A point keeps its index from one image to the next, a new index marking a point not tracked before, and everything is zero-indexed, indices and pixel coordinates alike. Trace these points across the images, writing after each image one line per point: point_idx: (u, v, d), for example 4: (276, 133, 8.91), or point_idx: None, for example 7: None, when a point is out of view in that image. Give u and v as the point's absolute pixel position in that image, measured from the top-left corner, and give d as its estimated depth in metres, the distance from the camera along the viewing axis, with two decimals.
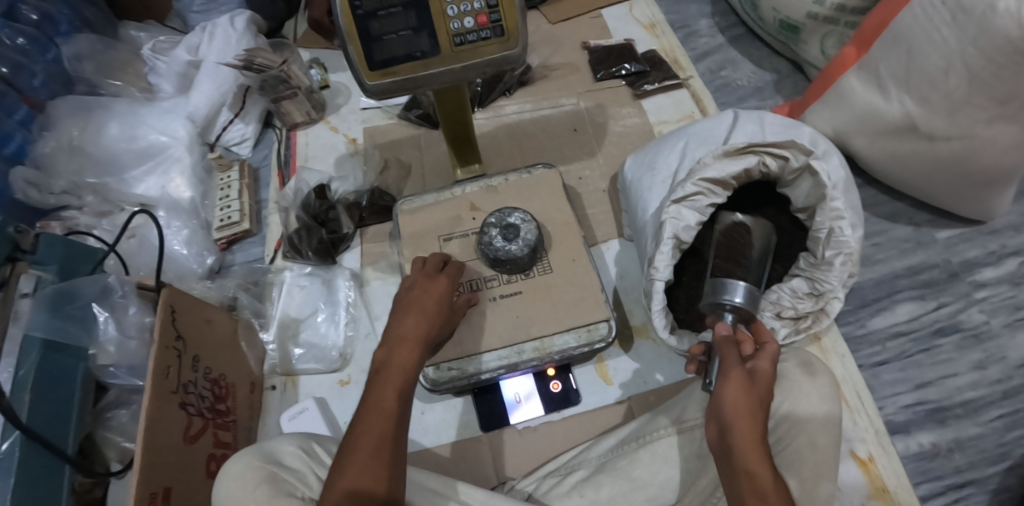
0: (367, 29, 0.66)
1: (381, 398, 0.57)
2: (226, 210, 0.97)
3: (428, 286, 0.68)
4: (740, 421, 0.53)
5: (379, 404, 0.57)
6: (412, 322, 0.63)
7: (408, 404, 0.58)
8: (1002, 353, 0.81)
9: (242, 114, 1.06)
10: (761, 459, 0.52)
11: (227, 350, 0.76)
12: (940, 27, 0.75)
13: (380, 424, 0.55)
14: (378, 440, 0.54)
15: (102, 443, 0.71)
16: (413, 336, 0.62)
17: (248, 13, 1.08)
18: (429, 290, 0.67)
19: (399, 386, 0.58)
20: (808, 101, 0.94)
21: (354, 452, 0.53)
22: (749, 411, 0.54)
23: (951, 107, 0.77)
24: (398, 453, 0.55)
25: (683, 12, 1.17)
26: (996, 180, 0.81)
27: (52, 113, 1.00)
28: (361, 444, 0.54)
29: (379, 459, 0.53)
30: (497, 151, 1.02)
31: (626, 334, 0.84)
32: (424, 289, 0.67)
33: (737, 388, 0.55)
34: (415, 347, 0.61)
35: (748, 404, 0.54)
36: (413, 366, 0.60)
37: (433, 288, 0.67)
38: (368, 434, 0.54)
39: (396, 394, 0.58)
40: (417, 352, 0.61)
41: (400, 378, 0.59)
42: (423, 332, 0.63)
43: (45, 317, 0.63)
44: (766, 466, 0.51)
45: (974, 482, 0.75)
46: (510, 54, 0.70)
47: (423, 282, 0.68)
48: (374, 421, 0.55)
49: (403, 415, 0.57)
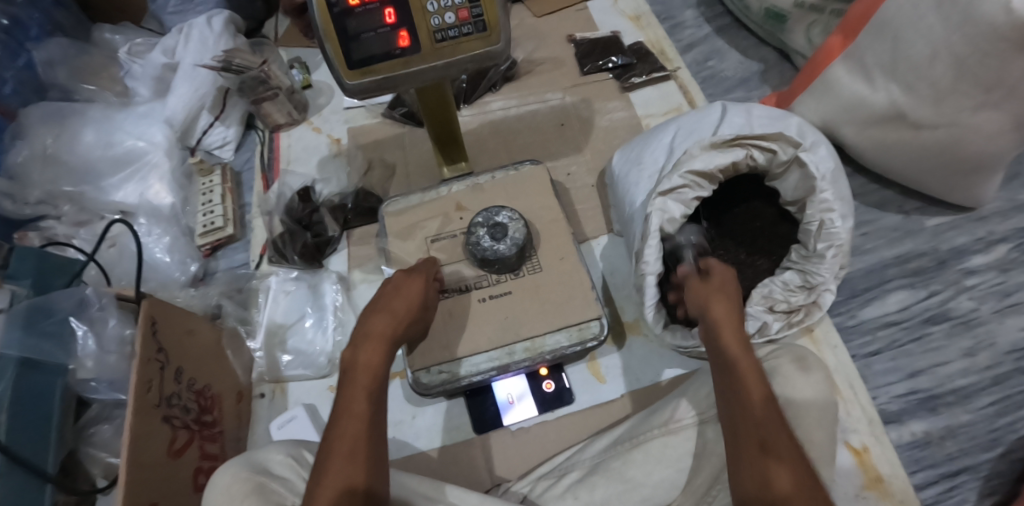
0: (343, 27, 0.65)
1: (351, 401, 0.56)
2: (208, 216, 0.95)
3: (401, 284, 0.67)
4: (714, 305, 0.61)
5: (350, 406, 0.55)
6: (379, 321, 0.62)
7: (381, 403, 0.57)
8: (991, 340, 0.81)
9: (222, 117, 1.03)
10: (735, 337, 0.58)
11: (213, 359, 0.75)
12: (926, 14, 0.75)
13: (354, 426, 0.54)
14: (353, 442, 0.53)
15: (86, 460, 0.70)
16: (381, 332, 0.61)
17: (225, 13, 1.05)
18: (400, 289, 0.66)
19: (368, 388, 0.57)
20: (795, 91, 0.94)
21: (330, 457, 0.52)
22: (722, 301, 0.61)
23: (938, 96, 0.77)
24: (378, 453, 0.53)
25: (668, 3, 1.16)
26: (982, 167, 0.81)
27: (24, 120, 0.96)
28: (338, 448, 0.52)
29: (354, 459, 0.52)
30: (482, 149, 1.01)
31: (618, 331, 0.83)
32: (396, 287, 0.67)
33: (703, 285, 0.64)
34: (382, 344, 0.60)
35: (720, 293, 0.62)
36: (383, 362, 0.59)
37: (404, 286, 0.67)
38: (343, 436, 0.53)
39: (367, 395, 0.56)
40: (386, 348, 0.60)
41: (369, 379, 0.57)
42: (391, 329, 0.62)
43: (18, 335, 0.62)
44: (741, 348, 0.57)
45: (966, 469, 0.75)
46: (492, 50, 0.69)
47: (395, 282, 0.67)
48: (348, 424, 0.54)
49: (378, 414, 0.56)
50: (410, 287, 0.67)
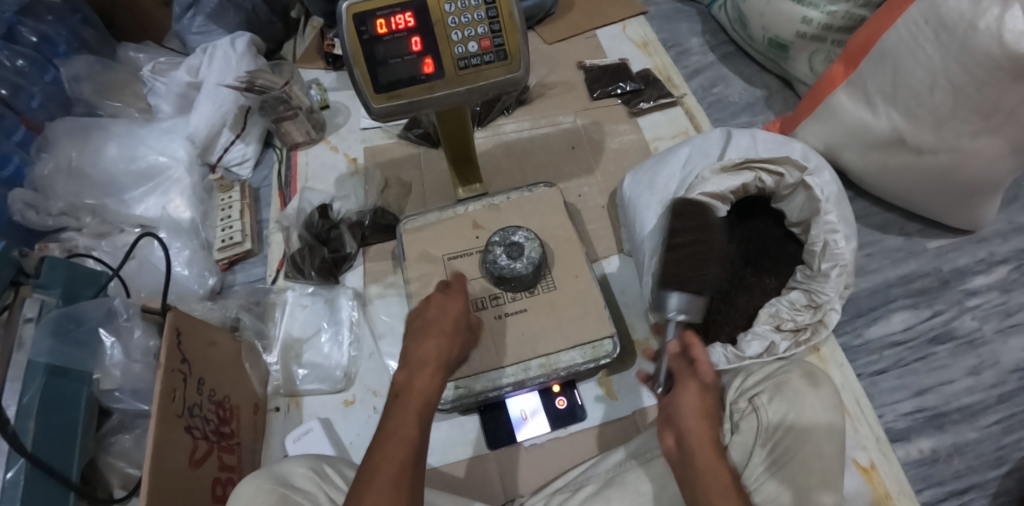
0: (372, 53, 0.67)
1: (400, 425, 0.54)
2: (227, 230, 0.97)
3: (446, 305, 0.66)
4: (693, 427, 0.59)
5: (398, 430, 0.54)
6: (433, 344, 0.61)
7: (427, 428, 0.56)
8: (994, 359, 0.83)
9: (243, 134, 1.06)
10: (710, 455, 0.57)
11: (231, 373, 0.76)
12: (924, 45, 0.78)
13: (400, 451, 0.52)
14: (399, 466, 0.51)
15: (104, 469, 0.71)
16: (437, 355, 0.60)
17: (248, 35, 1.08)
18: (447, 309, 0.65)
19: (419, 412, 0.56)
20: (799, 117, 0.97)
21: (374, 478, 0.51)
22: (701, 423, 0.59)
23: (938, 122, 0.80)
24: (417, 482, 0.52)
25: (675, 31, 1.20)
26: (981, 190, 0.84)
27: (50, 134, 1.00)
28: (383, 470, 0.51)
29: (398, 482, 0.50)
30: (495, 169, 1.03)
31: (630, 349, 0.85)
32: (441, 308, 0.65)
33: (692, 396, 0.61)
34: (436, 370, 0.59)
35: (698, 412, 0.60)
36: (434, 390, 0.58)
37: (451, 309, 0.65)
38: (388, 458, 0.52)
39: (416, 420, 0.55)
40: (438, 376, 0.59)
41: (421, 402, 0.56)
42: (441, 358, 0.60)
43: (49, 343, 0.63)
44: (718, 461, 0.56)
45: (973, 486, 0.76)
46: (513, 77, 0.71)
47: (438, 302, 0.66)
48: (395, 448, 0.53)
49: (423, 439, 0.55)
50: (452, 308, 0.66)
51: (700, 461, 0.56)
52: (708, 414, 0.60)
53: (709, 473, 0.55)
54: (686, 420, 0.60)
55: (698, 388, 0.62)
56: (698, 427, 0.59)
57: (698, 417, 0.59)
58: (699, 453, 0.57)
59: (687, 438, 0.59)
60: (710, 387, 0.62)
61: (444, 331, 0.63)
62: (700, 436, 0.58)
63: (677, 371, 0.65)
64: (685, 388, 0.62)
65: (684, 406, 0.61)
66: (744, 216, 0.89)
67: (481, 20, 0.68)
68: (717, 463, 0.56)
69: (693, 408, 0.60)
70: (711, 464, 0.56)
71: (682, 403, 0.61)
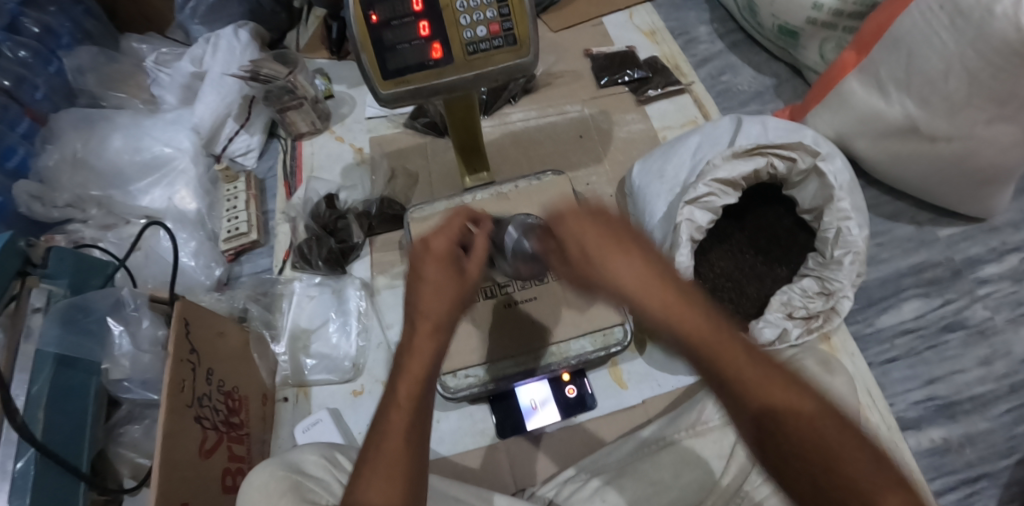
0: (380, 38, 0.67)
1: (393, 405, 0.50)
2: (234, 221, 0.97)
3: (428, 265, 0.53)
4: (599, 286, 0.48)
5: (392, 411, 0.49)
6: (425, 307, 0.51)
7: (427, 405, 0.51)
8: (1007, 348, 0.82)
9: (247, 125, 1.05)
10: (648, 300, 0.47)
11: (239, 362, 0.75)
12: (939, 30, 0.77)
13: (395, 432, 0.48)
14: (392, 450, 0.47)
15: (114, 459, 0.71)
16: (434, 314, 0.51)
17: (251, 26, 1.08)
18: (422, 273, 0.53)
19: (413, 391, 0.50)
20: (809, 104, 0.96)
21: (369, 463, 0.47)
22: (597, 277, 0.48)
23: (951, 109, 0.79)
24: (419, 462, 0.48)
25: (683, 19, 1.19)
26: (994, 178, 0.83)
27: (55, 126, 1.00)
28: (378, 454, 0.47)
29: (392, 468, 0.47)
30: (502, 158, 1.03)
31: (639, 337, 0.84)
32: (420, 270, 0.53)
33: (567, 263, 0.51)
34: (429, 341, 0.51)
35: (583, 268, 0.49)
36: (429, 362, 0.51)
37: (427, 270, 0.52)
38: (384, 445, 0.48)
39: (410, 399, 0.50)
40: (434, 344, 0.51)
41: (413, 376, 0.50)
42: (438, 324, 0.52)
43: (57, 332, 0.63)
44: (663, 308, 0.47)
45: (985, 476, 0.76)
46: (522, 62, 0.70)
47: (416, 266, 0.53)
48: (388, 429, 0.48)
49: (422, 415, 0.50)
50: (434, 273, 0.52)
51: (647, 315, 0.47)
52: (590, 261, 0.48)
53: (661, 324, 0.47)
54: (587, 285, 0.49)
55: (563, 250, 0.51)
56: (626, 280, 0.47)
57: (586, 274, 0.49)
58: (667, 308, 0.47)
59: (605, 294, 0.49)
60: (568, 231, 0.50)
61: (430, 305, 0.51)
62: (615, 282, 0.47)
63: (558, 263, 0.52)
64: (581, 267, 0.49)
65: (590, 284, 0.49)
66: (755, 202, 0.88)
67: (491, 4, 0.67)
68: (661, 311, 0.47)
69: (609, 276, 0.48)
70: (659, 313, 0.47)
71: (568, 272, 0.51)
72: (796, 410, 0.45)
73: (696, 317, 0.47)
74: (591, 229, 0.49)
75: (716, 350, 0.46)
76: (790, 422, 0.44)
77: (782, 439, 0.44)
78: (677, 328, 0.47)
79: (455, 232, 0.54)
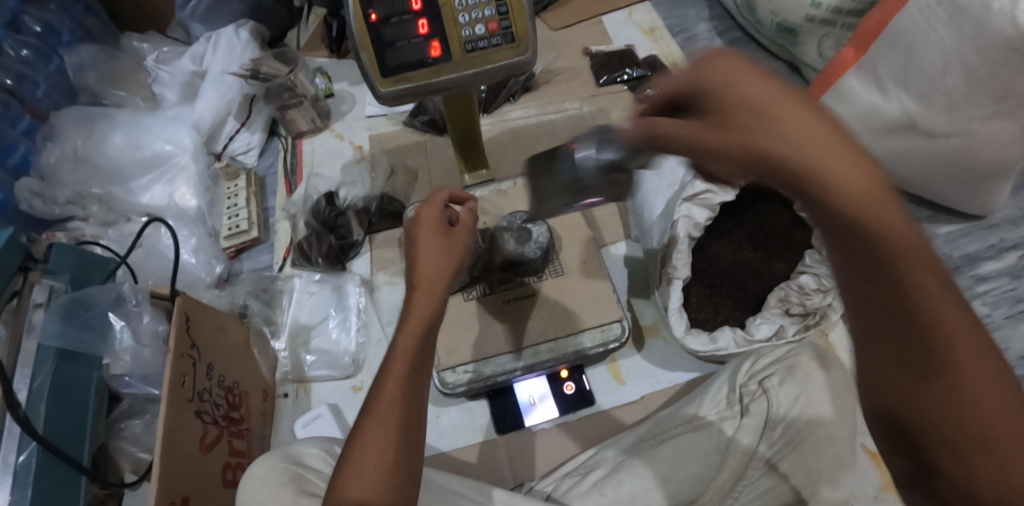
0: (379, 35, 0.67)
1: (392, 355, 0.52)
2: (234, 218, 0.97)
3: (422, 233, 0.58)
4: (737, 152, 0.40)
5: (389, 363, 0.52)
6: (425, 261, 0.56)
7: (424, 361, 0.53)
8: (1005, 345, 0.82)
9: (248, 123, 1.05)
10: (821, 159, 0.38)
11: (239, 357, 0.76)
12: (937, 26, 0.77)
13: (395, 376, 0.51)
14: (392, 395, 0.50)
15: (115, 454, 0.72)
16: (431, 274, 0.55)
17: (251, 24, 1.09)
18: (416, 240, 0.58)
19: (416, 340, 0.52)
20: (809, 100, 0.97)
21: (373, 406, 0.50)
22: (743, 140, 0.40)
23: (951, 104, 0.79)
24: (415, 414, 0.51)
25: (682, 17, 1.19)
26: (994, 173, 0.83)
27: (56, 123, 1.00)
28: (382, 395, 0.50)
29: (392, 411, 0.50)
30: (502, 155, 1.03)
31: (638, 333, 0.84)
32: (414, 238, 0.58)
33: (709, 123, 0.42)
34: (429, 294, 0.54)
35: (715, 130, 0.41)
36: (428, 312, 0.54)
37: (421, 235, 0.57)
38: (382, 394, 0.50)
39: (410, 347, 0.52)
40: (432, 296, 0.55)
41: (414, 334, 0.52)
42: (436, 281, 0.55)
43: (59, 327, 0.62)
44: (848, 170, 0.38)
45: None
46: (520, 60, 0.71)
47: (410, 234, 0.58)
48: (388, 376, 0.51)
49: (418, 371, 0.52)
50: (428, 239, 0.57)
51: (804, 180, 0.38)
52: (745, 116, 0.40)
53: (827, 191, 0.38)
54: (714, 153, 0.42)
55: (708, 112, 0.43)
56: (819, 170, 0.38)
57: (722, 137, 0.41)
58: (830, 179, 0.38)
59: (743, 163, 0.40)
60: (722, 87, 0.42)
61: (430, 264, 0.56)
62: (791, 134, 0.39)
63: (694, 142, 0.42)
64: (749, 158, 0.40)
65: (748, 171, 0.41)
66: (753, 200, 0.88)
67: (489, 3, 0.68)
68: (829, 173, 0.38)
69: (813, 182, 0.38)
70: (834, 175, 0.38)
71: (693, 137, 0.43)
72: (960, 351, 0.39)
73: (865, 182, 0.37)
74: (759, 98, 0.40)
75: (894, 236, 0.37)
76: (929, 316, 0.38)
77: (945, 408, 0.39)
78: (851, 226, 0.38)
79: (439, 206, 0.61)
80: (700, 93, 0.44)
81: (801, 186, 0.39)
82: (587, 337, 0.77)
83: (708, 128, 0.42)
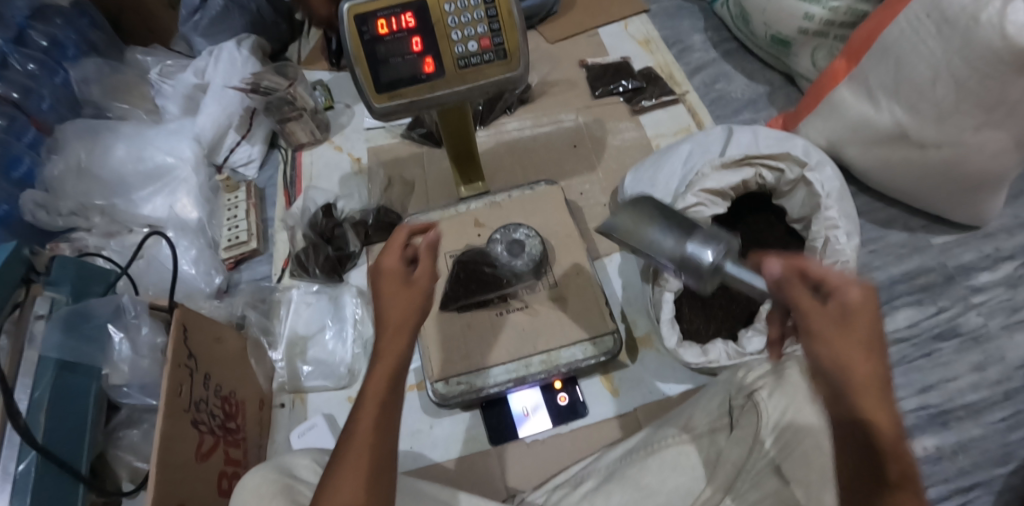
0: (373, 52, 0.68)
1: (359, 407, 0.50)
2: (234, 230, 0.99)
3: (386, 277, 0.54)
4: (835, 359, 0.41)
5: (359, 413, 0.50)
6: (392, 307, 0.53)
7: (394, 412, 0.51)
8: (1001, 355, 0.82)
9: (248, 136, 1.07)
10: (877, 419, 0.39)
11: (237, 368, 0.77)
12: (926, 39, 0.78)
13: (366, 430, 0.49)
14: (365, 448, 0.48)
15: (113, 462, 0.73)
16: (397, 318, 0.52)
17: (252, 38, 1.11)
18: (381, 288, 0.54)
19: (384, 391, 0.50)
20: (802, 112, 0.96)
21: (340, 465, 0.47)
22: (847, 361, 0.40)
23: (940, 115, 0.80)
24: (388, 467, 0.48)
25: (677, 28, 1.20)
26: (984, 184, 0.83)
27: (61, 136, 1.02)
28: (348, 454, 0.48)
29: (360, 467, 0.47)
30: (498, 167, 1.04)
31: (631, 345, 0.85)
32: (378, 287, 0.54)
33: (825, 323, 0.42)
34: (400, 338, 0.52)
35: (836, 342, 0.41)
36: (399, 360, 0.51)
37: (387, 280, 0.54)
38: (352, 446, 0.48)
39: (377, 399, 0.50)
40: (403, 342, 0.52)
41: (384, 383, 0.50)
42: (406, 326, 0.53)
43: (59, 339, 0.64)
44: (888, 431, 0.39)
45: (979, 484, 0.76)
46: (513, 75, 0.72)
47: (374, 282, 0.55)
48: (360, 431, 0.49)
49: (387, 424, 0.50)
50: (394, 284, 0.54)
51: (857, 418, 0.39)
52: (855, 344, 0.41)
53: (868, 434, 0.39)
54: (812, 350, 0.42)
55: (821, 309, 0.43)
56: (879, 438, 0.39)
57: (836, 349, 0.41)
58: (873, 425, 0.39)
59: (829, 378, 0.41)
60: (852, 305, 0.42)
61: (397, 312, 0.52)
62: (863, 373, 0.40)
63: (807, 329, 0.43)
64: (848, 396, 0.40)
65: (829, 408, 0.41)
66: (746, 212, 0.89)
67: (481, 20, 0.69)
68: (874, 428, 0.39)
69: (871, 443, 0.39)
70: (877, 425, 0.39)
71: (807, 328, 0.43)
72: None
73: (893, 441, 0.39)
74: (873, 340, 0.41)
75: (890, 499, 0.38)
76: None
77: None
78: (866, 471, 0.39)
79: (401, 249, 0.56)
80: (823, 300, 0.44)
81: (848, 418, 0.40)
82: (578, 348, 0.77)
83: (821, 332, 0.42)
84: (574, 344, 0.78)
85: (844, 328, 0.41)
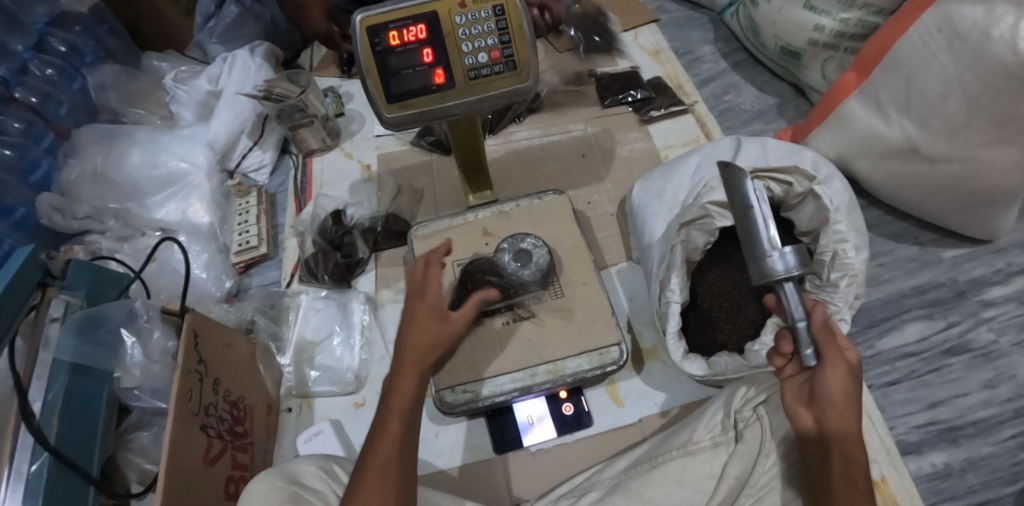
0: (385, 64, 0.69)
1: (386, 419, 0.59)
2: (244, 234, 1.00)
3: (416, 309, 0.66)
4: (841, 408, 0.55)
5: (385, 426, 0.59)
6: (418, 335, 0.64)
7: (415, 421, 0.60)
8: (1011, 372, 0.82)
9: (260, 141, 1.08)
10: (857, 454, 0.54)
11: (246, 373, 0.78)
12: (937, 53, 0.79)
13: (388, 443, 0.57)
14: (384, 458, 0.56)
15: (123, 465, 0.74)
16: (420, 347, 0.63)
17: (266, 45, 1.13)
18: (413, 317, 0.65)
19: (404, 409, 0.59)
20: (811, 125, 0.96)
21: (366, 471, 0.56)
22: (847, 406, 0.55)
23: (951, 130, 0.80)
24: (409, 469, 0.57)
25: (686, 39, 1.21)
26: (999, 199, 0.82)
27: (77, 140, 1.04)
28: (372, 463, 0.56)
29: (387, 475, 0.55)
30: (507, 177, 1.05)
31: (638, 356, 0.85)
32: (410, 317, 0.65)
33: (842, 376, 0.55)
34: (418, 370, 0.62)
35: (848, 394, 0.55)
36: (415, 387, 0.61)
37: (417, 311, 0.65)
38: (377, 453, 0.57)
39: (400, 415, 0.59)
40: (418, 372, 0.62)
41: (406, 400, 0.60)
42: (422, 355, 0.63)
43: (73, 342, 0.66)
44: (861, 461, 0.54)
45: (988, 501, 0.75)
46: (523, 86, 0.72)
47: (408, 313, 0.66)
48: (383, 442, 0.57)
49: (411, 431, 0.59)
50: (421, 313, 0.65)
51: (843, 448, 0.54)
52: (852, 395, 0.55)
53: (847, 460, 0.54)
54: (834, 398, 0.55)
55: (847, 366, 0.55)
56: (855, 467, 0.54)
57: (845, 398, 0.55)
58: (853, 455, 0.54)
59: (825, 418, 0.55)
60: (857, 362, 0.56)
61: (420, 340, 0.63)
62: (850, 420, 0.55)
63: (828, 376, 0.55)
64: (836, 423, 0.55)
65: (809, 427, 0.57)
66: None
67: (492, 32, 0.70)
68: (854, 458, 0.54)
69: (845, 452, 0.54)
70: (855, 455, 0.54)
71: (830, 379, 0.55)
72: None
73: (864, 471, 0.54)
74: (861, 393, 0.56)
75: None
76: None
77: None
78: (847, 487, 0.53)
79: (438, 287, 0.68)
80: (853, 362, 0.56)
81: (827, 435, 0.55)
82: (582, 358, 0.78)
83: (843, 381, 0.55)
84: (578, 354, 0.78)
85: (851, 374, 0.55)
